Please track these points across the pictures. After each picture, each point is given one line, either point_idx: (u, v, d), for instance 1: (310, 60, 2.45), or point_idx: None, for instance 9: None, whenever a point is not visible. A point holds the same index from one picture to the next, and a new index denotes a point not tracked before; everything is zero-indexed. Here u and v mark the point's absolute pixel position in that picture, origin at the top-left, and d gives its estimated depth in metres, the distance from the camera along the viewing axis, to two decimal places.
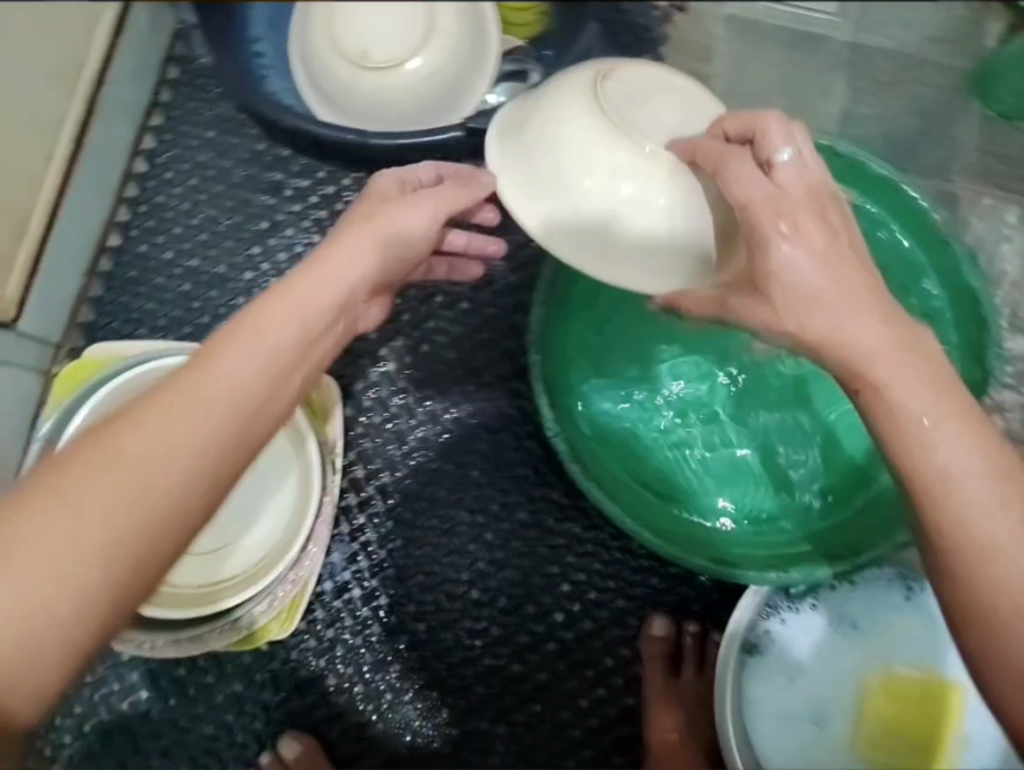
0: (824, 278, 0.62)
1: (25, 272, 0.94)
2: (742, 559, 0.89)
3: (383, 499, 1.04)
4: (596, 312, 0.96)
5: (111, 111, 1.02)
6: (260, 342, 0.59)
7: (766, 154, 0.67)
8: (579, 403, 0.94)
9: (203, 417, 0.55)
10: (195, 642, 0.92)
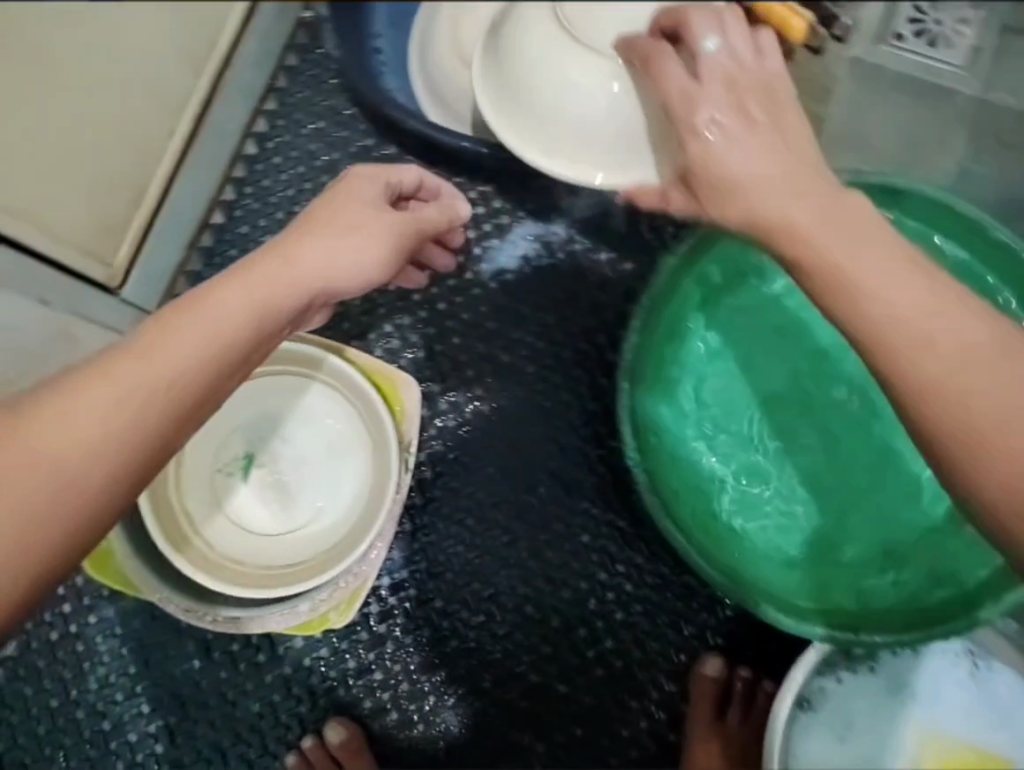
0: (769, 168, 0.67)
1: (136, 239, 0.99)
2: (814, 616, 0.88)
3: (449, 503, 1.05)
4: (689, 347, 0.96)
5: (233, 93, 1.06)
6: (200, 325, 0.61)
7: (692, 44, 0.75)
8: (663, 438, 0.94)
9: (136, 395, 0.57)
10: (258, 622, 0.94)
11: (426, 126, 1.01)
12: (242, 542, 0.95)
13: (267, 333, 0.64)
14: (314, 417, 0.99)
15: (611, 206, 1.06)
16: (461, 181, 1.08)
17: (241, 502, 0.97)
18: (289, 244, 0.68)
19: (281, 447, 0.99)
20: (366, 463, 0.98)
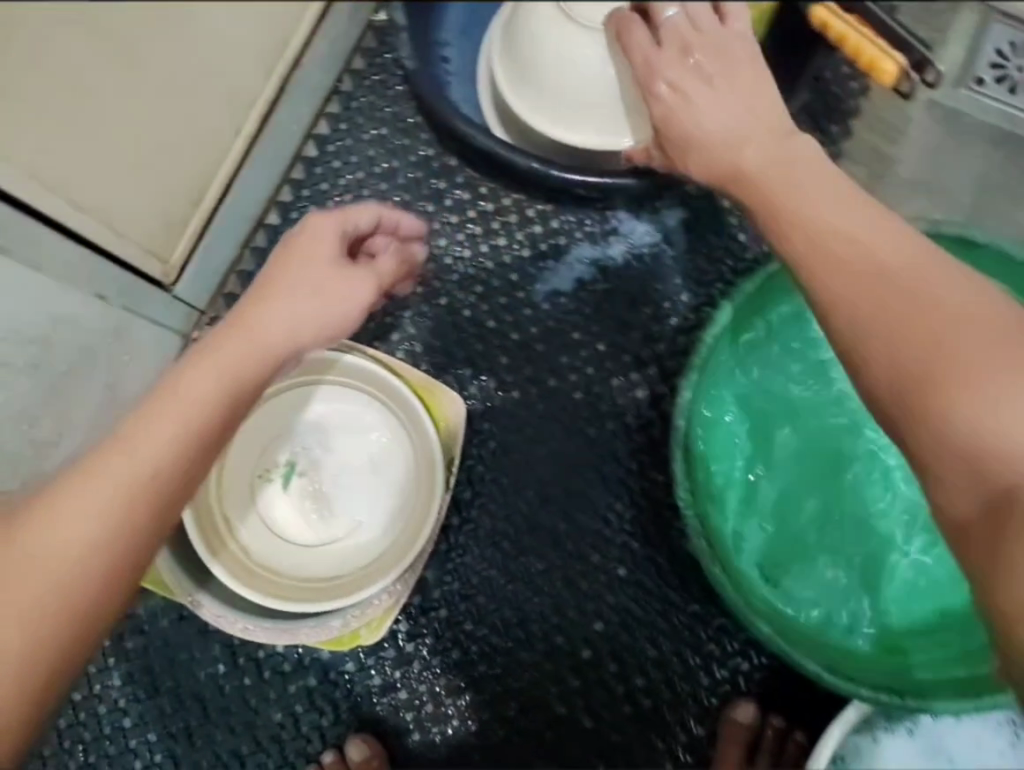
0: (726, 123, 0.81)
1: (191, 238, 0.99)
2: (857, 675, 0.85)
3: (485, 525, 1.03)
4: (743, 392, 0.94)
5: (299, 93, 1.05)
6: (178, 406, 0.66)
7: (658, 19, 0.88)
8: (713, 480, 0.90)
9: (124, 483, 0.62)
10: (289, 633, 0.93)
11: (498, 146, 0.97)
12: (279, 551, 0.95)
13: (246, 400, 0.69)
14: (359, 429, 0.98)
15: (671, 235, 1.05)
16: (520, 198, 1.06)
17: (280, 509, 0.96)
18: (250, 313, 0.73)
19: (324, 457, 0.98)
20: (409, 481, 0.97)
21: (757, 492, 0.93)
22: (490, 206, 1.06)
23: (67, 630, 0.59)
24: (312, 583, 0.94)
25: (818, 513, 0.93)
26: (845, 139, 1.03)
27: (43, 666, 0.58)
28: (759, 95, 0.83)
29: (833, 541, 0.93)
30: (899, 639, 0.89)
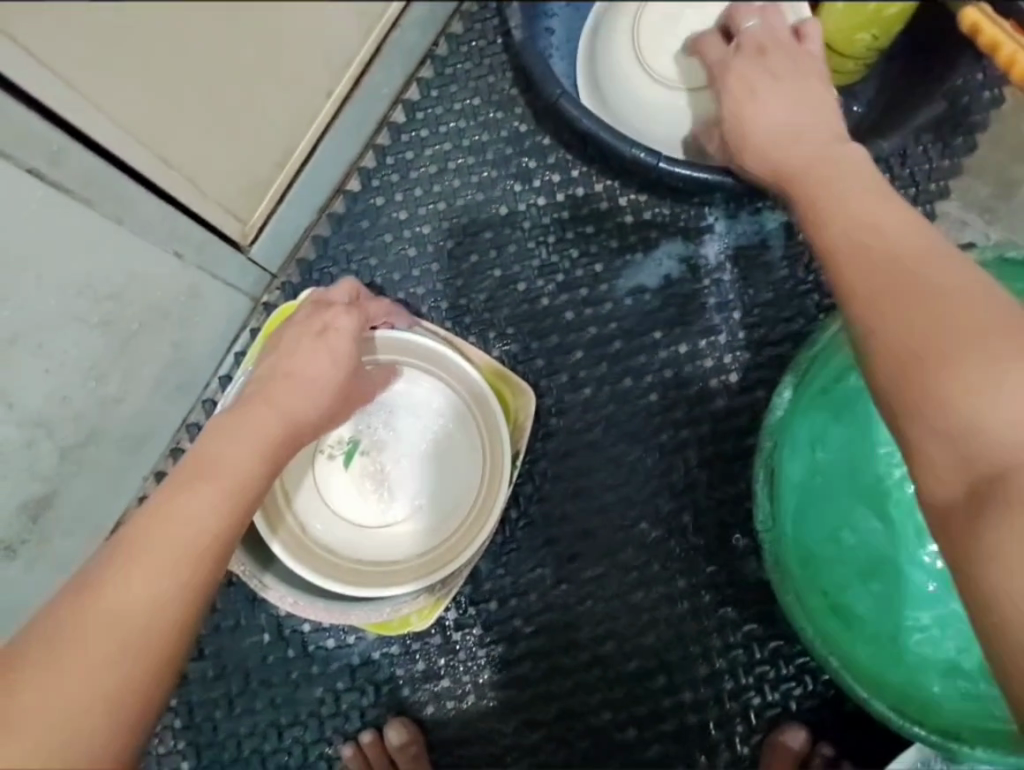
0: (779, 116, 0.80)
1: (272, 198, 0.95)
2: (899, 708, 0.81)
3: (544, 522, 0.99)
4: (824, 406, 0.89)
5: (395, 53, 1.00)
6: (213, 473, 0.67)
7: (737, 27, 0.88)
8: (785, 489, 0.86)
9: (180, 539, 0.62)
10: (341, 613, 0.91)
11: (608, 132, 0.90)
12: (337, 533, 0.93)
13: (277, 460, 0.72)
14: (423, 412, 0.95)
15: (770, 239, 0.99)
16: (613, 185, 1.01)
17: (340, 489, 0.95)
18: (281, 385, 0.78)
19: (386, 437, 0.95)
20: (473, 469, 0.94)
21: (818, 510, 0.89)
22: (580, 191, 1.02)
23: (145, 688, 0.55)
24: (370, 566, 0.92)
25: (867, 546, 0.90)
26: (970, 153, 0.97)
27: (123, 724, 0.53)
28: (817, 94, 0.81)
29: (885, 567, 0.89)
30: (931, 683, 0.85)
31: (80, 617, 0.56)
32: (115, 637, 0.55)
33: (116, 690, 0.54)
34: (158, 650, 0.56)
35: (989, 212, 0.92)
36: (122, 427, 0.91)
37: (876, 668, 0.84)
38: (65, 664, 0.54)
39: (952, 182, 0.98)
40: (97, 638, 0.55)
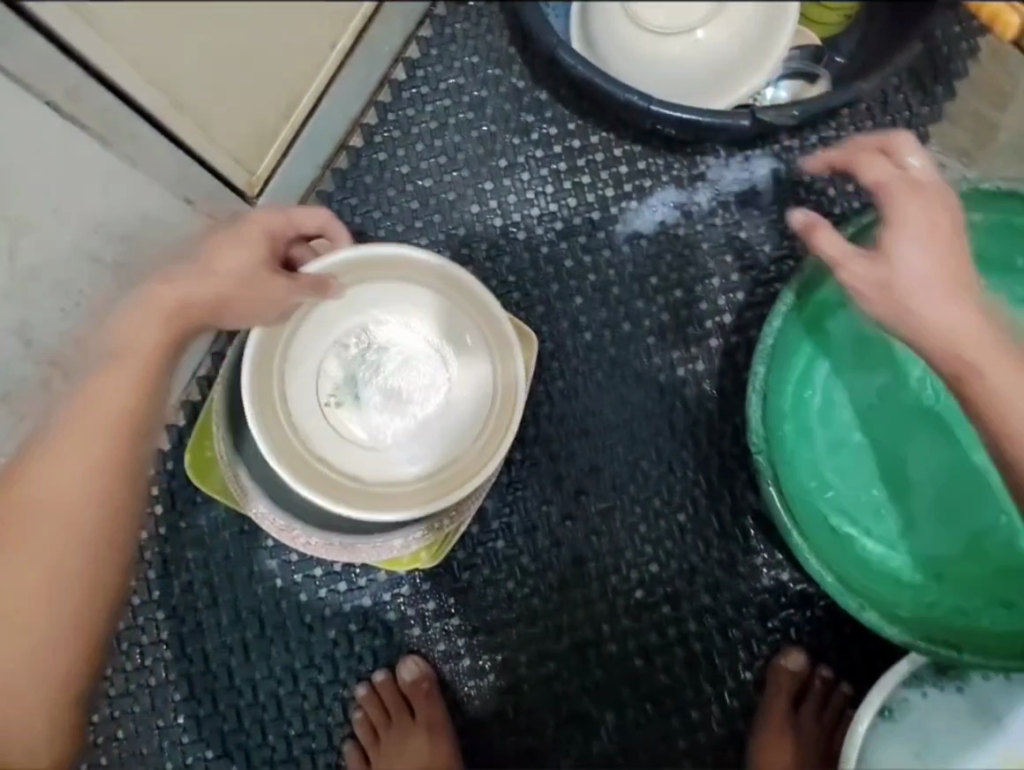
0: (932, 277, 0.76)
1: (279, 151, 0.95)
2: (906, 626, 0.87)
3: (548, 462, 1.03)
4: (812, 343, 0.94)
5: (396, 10, 1.03)
6: (84, 432, 0.75)
7: (897, 163, 0.80)
8: (776, 426, 0.91)
9: (70, 459, 0.74)
10: (352, 550, 0.95)
11: (601, 79, 0.94)
12: (365, 456, 0.93)
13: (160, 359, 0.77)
14: (420, 322, 0.95)
15: (759, 185, 1.04)
16: (608, 137, 1.05)
17: (359, 422, 0.93)
18: (171, 291, 0.77)
19: (385, 357, 0.94)
20: (487, 367, 0.94)
21: (813, 443, 0.94)
22: (577, 143, 1.05)
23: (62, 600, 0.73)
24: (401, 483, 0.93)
25: (872, 475, 0.93)
26: (949, 99, 1.04)
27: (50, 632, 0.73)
28: (960, 257, 0.78)
29: (912, 464, 0.93)
30: (939, 597, 0.90)
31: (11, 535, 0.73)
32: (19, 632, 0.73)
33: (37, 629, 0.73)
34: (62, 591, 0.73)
35: (967, 156, 1.02)
36: None
37: (906, 575, 0.91)
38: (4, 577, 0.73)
39: (930, 127, 1.04)
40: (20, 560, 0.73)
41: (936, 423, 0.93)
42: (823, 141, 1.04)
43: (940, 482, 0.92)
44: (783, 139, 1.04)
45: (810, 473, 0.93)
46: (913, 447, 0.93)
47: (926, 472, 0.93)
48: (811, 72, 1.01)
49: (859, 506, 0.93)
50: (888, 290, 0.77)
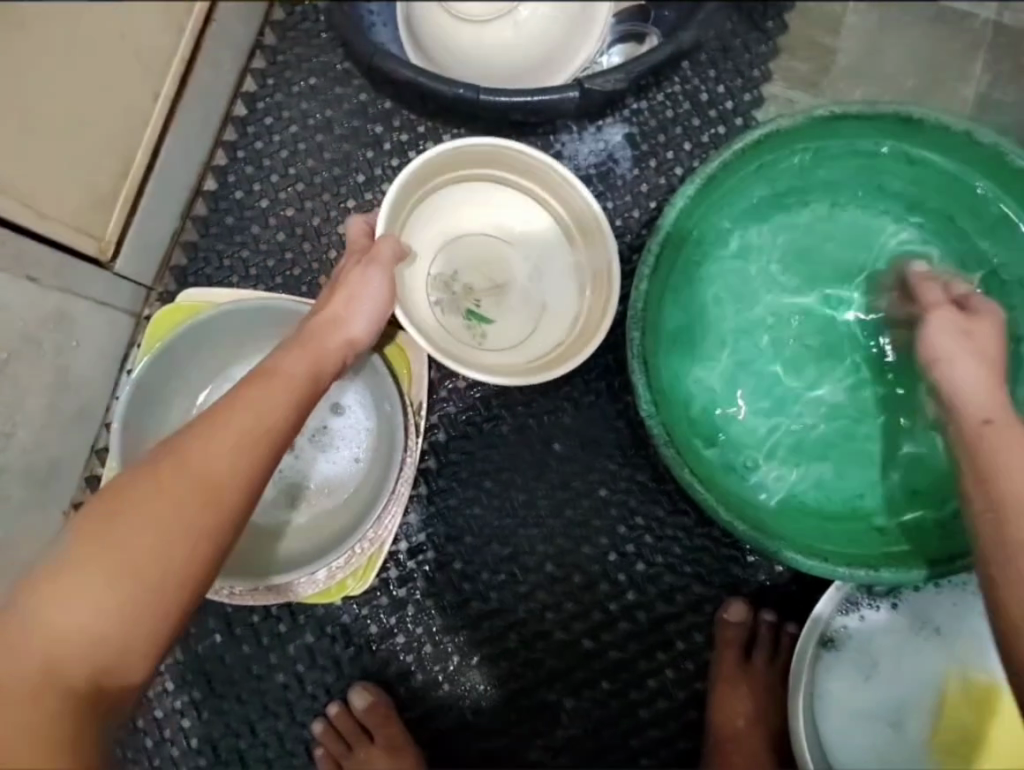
0: (968, 376, 0.77)
1: (124, 210, 0.95)
2: (832, 555, 0.86)
3: (463, 464, 1.03)
4: (686, 301, 0.96)
5: (217, 48, 1.02)
6: (245, 411, 0.67)
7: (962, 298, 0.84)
8: (664, 389, 0.92)
9: (256, 425, 0.66)
10: (276, 591, 0.93)
11: (425, 78, 0.94)
12: (516, 349, 0.95)
13: (329, 366, 0.75)
14: (468, 235, 0.96)
15: (616, 153, 1.04)
16: (460, 133, 1.05)
17: (500, 331, 0.96)
18: (304, 333, 0.77)
19: (471, 274, 0.96)
20: (534, 216, 0.97)
21: (711, 397, 0.96)
22: (430, 145, 1.05)
23: (174, 589, 0.60)
24: (552, 353, 0.93)
25: (772, 416, 0.96)
26: (782, 33, 1.04)
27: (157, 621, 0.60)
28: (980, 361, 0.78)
29: (811, 373, 0.96)
30: (855, 523, 0.92)
31: (182, 479, 0.62)
32: (121, 617, 0.59)
33: (149, 608, 0.59)
34: (185, 572, 0.61)
35: (812, 85, 1.03)
36: (24, 459, 0.90)
37: (835, 470, 0.94)
38: (127, 536, 0.60)
39: (772, 64, 1.03)
40: (189, 520, 0.62)
41: (823, 349, 0.96)
42: (671, 98, 1.03)
43: (862, 358, 0.95)
44: (631, 102, 1.04)
45: (711, 426, 0.95)
46: (807, 379, 0.96)
47: (829, 362, 0.96)
48: (640, 32, 1.01)
49: (781, 421, 0.96)
50: (968, 339, 0.80)
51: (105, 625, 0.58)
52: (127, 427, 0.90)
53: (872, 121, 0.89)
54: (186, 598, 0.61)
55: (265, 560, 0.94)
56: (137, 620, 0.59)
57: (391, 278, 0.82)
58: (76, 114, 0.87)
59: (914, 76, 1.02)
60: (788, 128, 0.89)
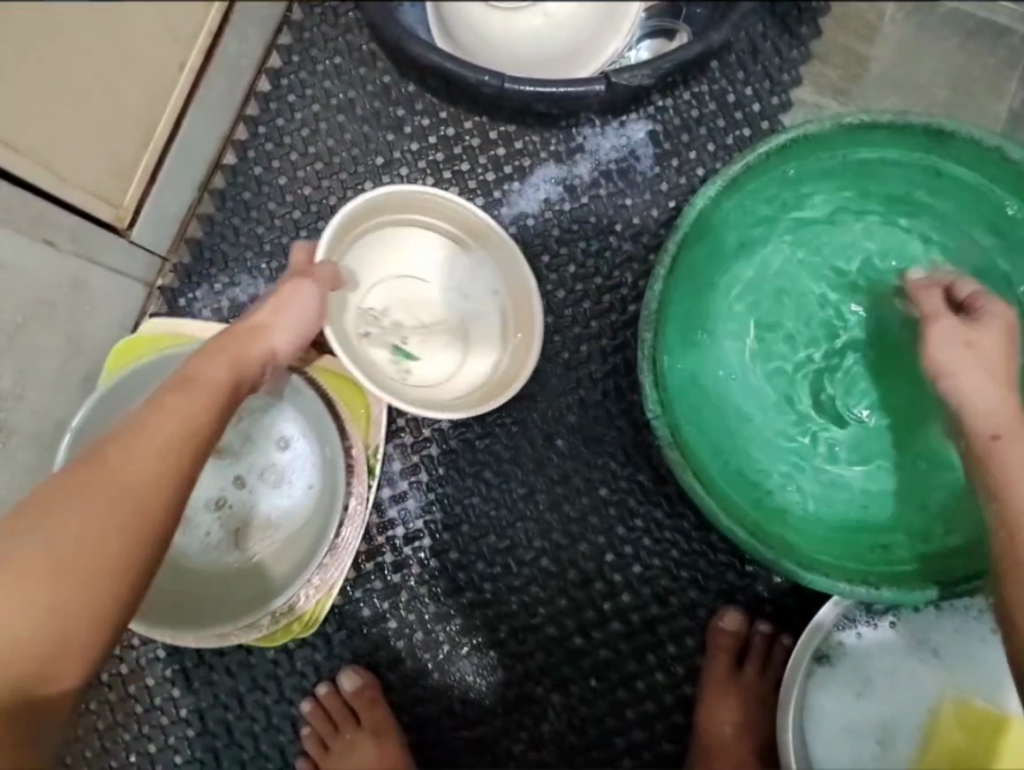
0: (978, 385, 0.77)
1: (144, 179, 0.96)
2: (833, 570, 0.85)
3: (465, 454, 1.02)
4: (699, 306, 0.95)
5: (245, 23, 1.01)
6: (169, 423, 0.70)
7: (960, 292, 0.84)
8: (673, 392, 0.91)
9: (170, 434, 0.70)
10: (220, 636, 0.93)
11: (452, 64, 0.92)
12: (442, 388, 0.93)
13: (247, 374, 0.78)
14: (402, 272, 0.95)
15: (639, 150, 1.02)
16: (482, 121, 1.04)
17: (425, 369, 0.94)
18: (225, 340, 0.79)
19: (400, 312, 0.95)
20: (484, 282, 0.95)
21: (720, 405, 0.95)
22: (451, 131, 1.04)
23: (98, 596, 0.65)
24: (470, 395, 0.92)
25: (779, 429, 0.95)
26: (816, 38, 1.02)
27: (83, 624, 0.65)
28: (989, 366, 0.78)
29: (821, 388, 0.95)
30: (858, 539, 0.91)
31: (101, 491, 0.66)
32: (50, 623, 0.64)
33: (76, 613, 0.64)
34: (108, 579, 0.65)
35: (843, 93, 1.01)
36: (33, 423, 0.91)
37: (841, 486, 0.93)
38: (49, 548, 0.65)
39: (803, 69, 1.02)
40: (111, 529, 0.66)
41: (835, 366, 0.95)
42: (697, 97, 1.02)
43: (882, 370, 0.94)
44: (657, 100, 1.02)
45: (717, 433, 0.94)
46: (815, 394, 0.95)
47: (841, 377, 0.95)
48: (670, 28, 1.01)
49: (792, 432, 0.94)
50: (969, 352, 0.79)
51: (35, 629, 0.64)
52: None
53: (902, 132, 0.87)
54: (111, 601, 0.66)
55: (212, 601, 0.96)
56: (73, 627, 0.64)
57: (321, 292, 0.81)
58: (102, 79, 0.87)
59: (946, 87, 1.00)
60: (816, 134, 0.87)
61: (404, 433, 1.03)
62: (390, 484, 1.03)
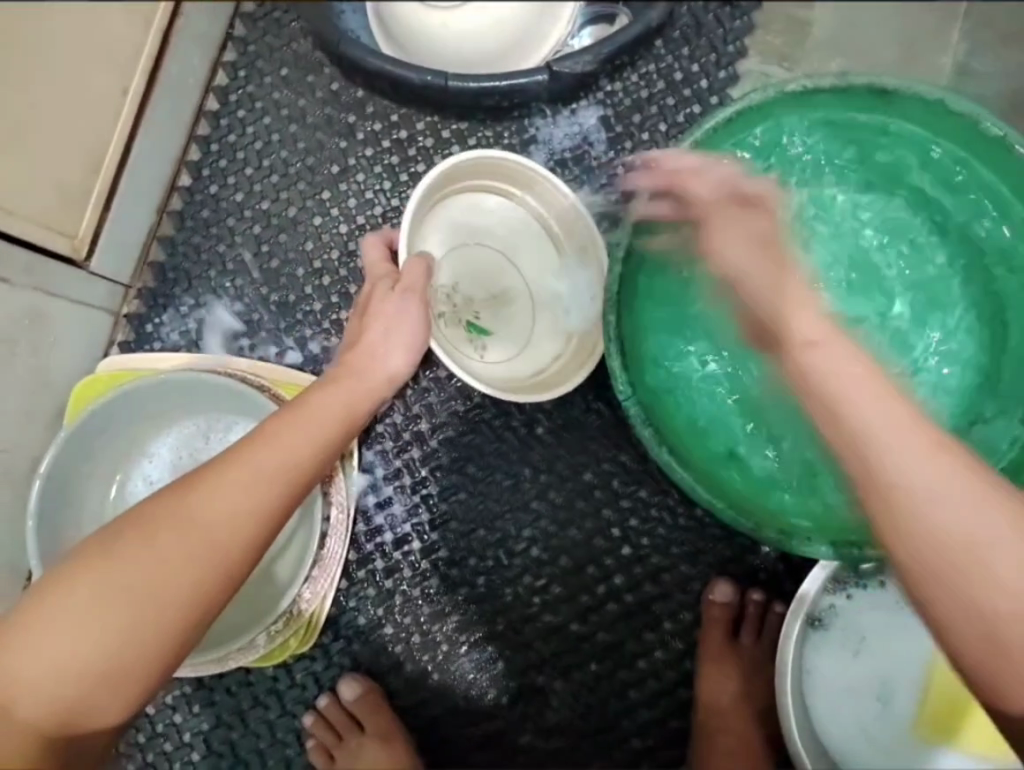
0: (754, 282, 0.78)
1: (98, 208, 0.95)
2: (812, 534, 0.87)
3: (446, 453, 1.02)
4: (667, 285, 0.96)
5: (187, 40, 1.01)
6: (270, 458, 0.72)
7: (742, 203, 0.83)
8: (643, 371, 0.92)
9: (270, 472, 0.72)
10: (218, 662, 0.92)
11: (393, 65, 0.93)
12: (520, 358, 0.96)
13: (356, 414, 0.80)
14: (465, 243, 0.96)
15: (591, 135, 1.03)
16: (434, 119, 1.04)
17: (503, 339, 0.96)
18: (340, 371, 0.83)
19: (468, 288, 0.96)
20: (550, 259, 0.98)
21: (692, 377, 0.96)
22: (404, 133, 1.04)
23: (165, 633, 0.66)
24: (549, 367, 0.96)
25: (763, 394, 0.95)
26: (756, 9, 1.03)
27: (145, 656, 0.66)
28: (750, 258, 0.79)
29: None
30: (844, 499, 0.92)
31: (188, 520, 0.68)
32: (112, 648, 0.65)
33: (136, 644, 0.65)
34: (179, 615, 0.66)
35: (787, 60, 1.02)
36: (4, 460, 0.90)
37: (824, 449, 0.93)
38: (130, 572, 0.66)
39: (746, 41, 1.02)
40: (190, 560, 0.67)
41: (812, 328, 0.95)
42: (645, 77, 1.03)
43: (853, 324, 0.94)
44: (606, 84, 1.03)
45: (691, 404, 0.95)
46: None
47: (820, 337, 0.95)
48: (610, 13, 1.01)
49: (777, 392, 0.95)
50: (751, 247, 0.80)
51: (96, 653, 0.64)
52: (43, 521, 0.89)
53: (844, 95, 0.89)
54: (178, 637, 0.67)
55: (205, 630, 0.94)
56: (131, 657, 0.65)
57: (422, 302, 0.85)
58: (43, 111, 0.87)
59: (888, 46, 1.01)
60: (761, 104, 0.89)
61: (385, 437, 1.03)
62: (374, 489, 1.03)
